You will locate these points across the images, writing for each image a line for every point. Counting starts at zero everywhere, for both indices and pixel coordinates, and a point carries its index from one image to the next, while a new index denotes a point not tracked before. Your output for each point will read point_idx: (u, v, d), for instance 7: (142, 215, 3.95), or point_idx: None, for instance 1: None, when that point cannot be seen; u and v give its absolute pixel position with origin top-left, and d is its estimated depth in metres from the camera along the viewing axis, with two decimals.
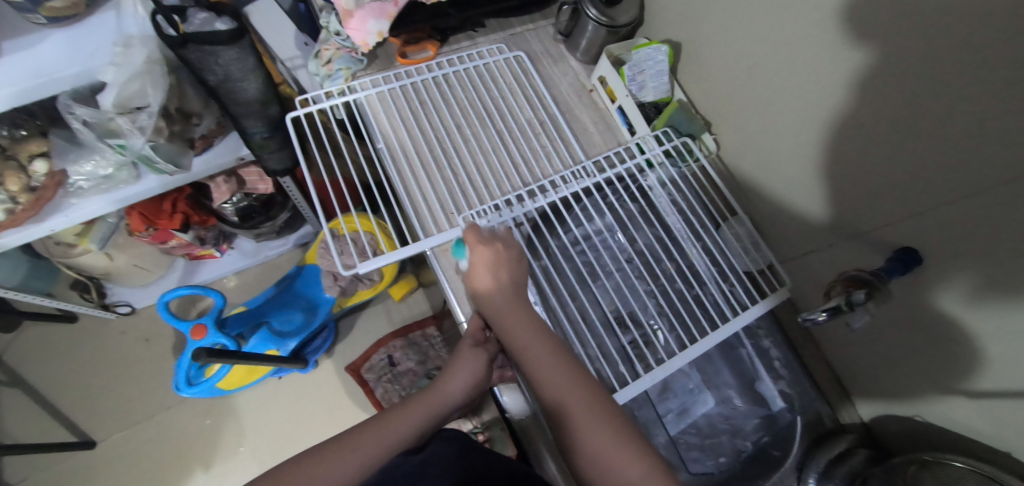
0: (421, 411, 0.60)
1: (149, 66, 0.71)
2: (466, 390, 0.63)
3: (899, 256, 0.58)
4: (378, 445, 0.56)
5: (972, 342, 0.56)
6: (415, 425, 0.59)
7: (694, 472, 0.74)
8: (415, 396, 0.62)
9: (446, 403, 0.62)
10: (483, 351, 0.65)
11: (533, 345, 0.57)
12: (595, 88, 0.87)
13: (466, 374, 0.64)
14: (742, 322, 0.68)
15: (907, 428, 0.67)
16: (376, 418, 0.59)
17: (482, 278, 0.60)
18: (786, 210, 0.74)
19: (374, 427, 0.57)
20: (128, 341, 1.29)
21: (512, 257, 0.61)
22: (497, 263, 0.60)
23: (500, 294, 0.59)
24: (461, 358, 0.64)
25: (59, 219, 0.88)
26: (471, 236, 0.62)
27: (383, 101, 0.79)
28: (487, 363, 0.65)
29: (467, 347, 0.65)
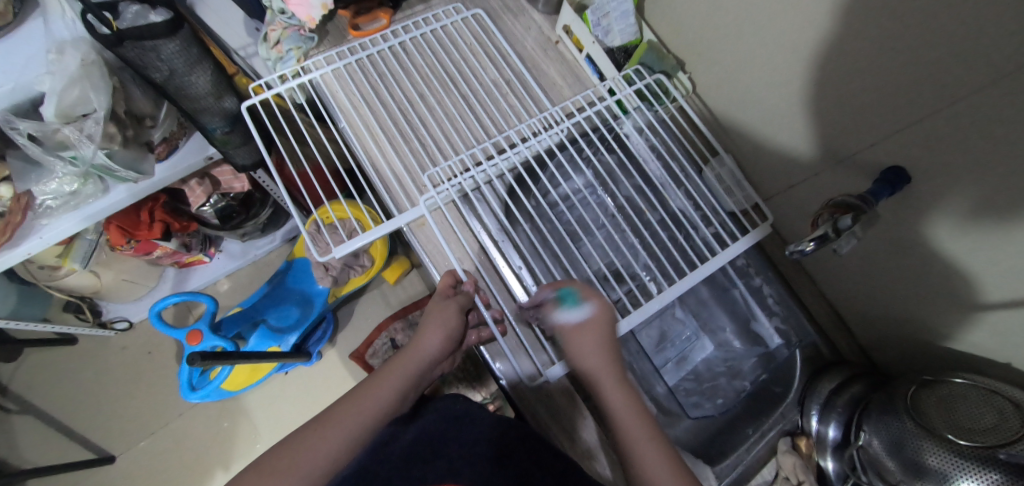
0: (396, 377, 0.56)
1: (86, 69, 0.67)
2: (440, 346, 0.59)
3: (885, 177, 0.56)
4: (354, 419, 0.52)
5: (968, 256, 0.54)
6: (391, 394, 0.55)
7: (694, 416, 0.75)
8: (389, 364, 0.57)
9: (421, 363, 0.57)
10: (454, 302, 0.60)
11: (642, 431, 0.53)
12: (560, 40, 0.83)
13: (439, 329, 0.59)
14: (726, 258, 0.66)
15: (910, 348, 0.67)
16: (351, 393, 0.55)
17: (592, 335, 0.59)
18: (767, 144, 0.72)
19: (349, 405, 0.53)
20: (132, 356, 1.29)
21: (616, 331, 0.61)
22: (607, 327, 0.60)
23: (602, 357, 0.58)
24: (431, 313, 0.60)
25: (34, 242, 0.86)
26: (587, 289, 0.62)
27: (340, 79, 0.76)
28: (460, 314, 0.60)
29: (437, 302, 0.61)
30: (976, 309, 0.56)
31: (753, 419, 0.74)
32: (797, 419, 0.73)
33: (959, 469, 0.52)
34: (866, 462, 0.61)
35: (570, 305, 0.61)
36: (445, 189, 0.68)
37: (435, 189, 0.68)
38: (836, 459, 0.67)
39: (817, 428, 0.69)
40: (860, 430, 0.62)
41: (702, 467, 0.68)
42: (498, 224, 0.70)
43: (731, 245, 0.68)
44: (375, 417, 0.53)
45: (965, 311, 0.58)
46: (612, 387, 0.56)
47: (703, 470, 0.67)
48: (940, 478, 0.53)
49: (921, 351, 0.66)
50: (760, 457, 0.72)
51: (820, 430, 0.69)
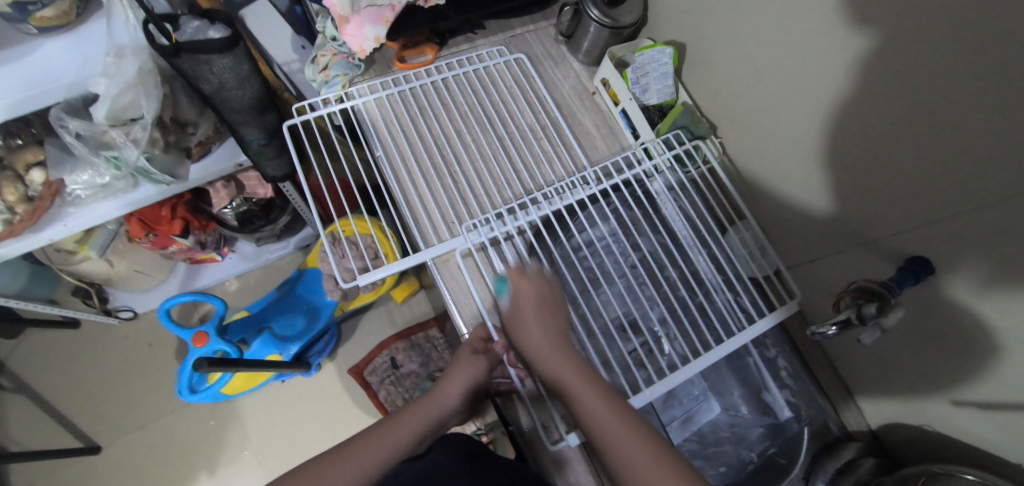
0: (419, 420, 0.60)
1: (142, 76, 0.69)
2: (462, 393, 0.63)
3: (910, 265, 0.57)
4: (376, 452, 0.56)
5: (984, 356, 0.55)
6: (413, 434, 0.59)
7: None
8: (414, 404, 0.62)
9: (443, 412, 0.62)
10: (483, 359, 0.64)
11: (577, 382, 0.55)
12: (597, 91, 0.85)
13: (462, 377, 0.64)
14: (750, 335, 0.69)
15: (919, 437, 0.67)
16: (375, 426, 0.58)
17: (524, 312, 0.61)
18: (793, 214, 0.73)
19: (371, 438, 0.56)
20: (131, 346, 1.29)
21: (554, 298, 0.63)
22: (540, 301, 0.62)
23: (545, 336, 0.60)
24: (459, 367, 0.64)
25: (58, 228, 0.88)
26: (515, 271, 0.64)
27: (381, 108, 0.77)
28: (484, 372, 0.64)
29: (466, 356, 0.64)
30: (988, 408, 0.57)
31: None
32: None
33: None
34: None
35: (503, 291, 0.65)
36: (478, 234, 0.68)
37: (467, 234, 0.69)
38: None
39: None
40: None
41: None
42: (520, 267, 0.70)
43: (757, 320, 0.70)
44: (394, 456, 0.57)
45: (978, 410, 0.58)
46: (550, 358, 0.58)
47: None
48: None
49: (928, 441, 0.66)
50: None
51: None
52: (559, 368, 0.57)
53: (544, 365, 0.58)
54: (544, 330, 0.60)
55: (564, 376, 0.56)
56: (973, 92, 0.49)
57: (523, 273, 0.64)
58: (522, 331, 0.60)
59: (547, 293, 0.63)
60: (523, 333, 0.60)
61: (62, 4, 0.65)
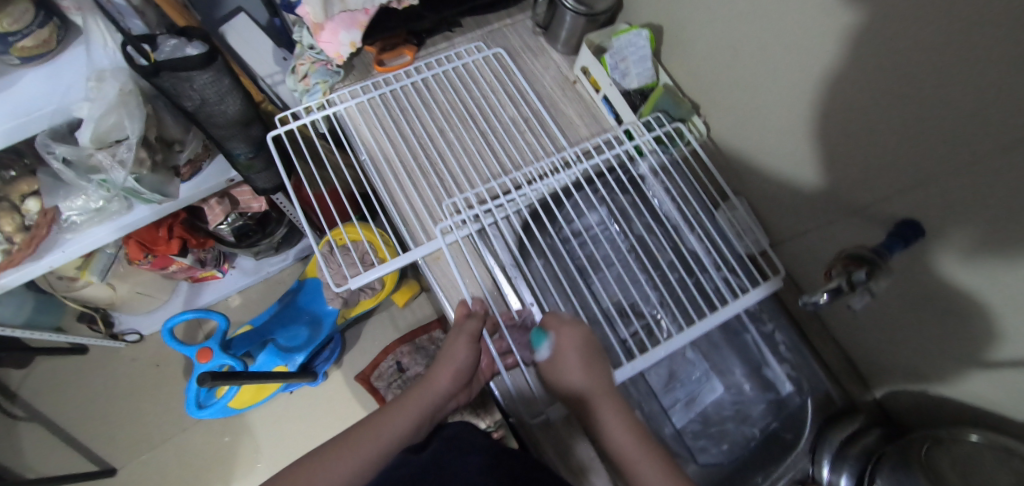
0: (410, 407, 0.58)
1: (124, 97, 0.69)
2: (452, 381, 0.60)
3: (900, 230, 0.57)
4: (369, 446, 0.55)
5: (981, 315, 0.55)
6: (405, 422, 0.57)
7: (702, 462, 0.74)
8: (406, 395, 0.60)
9: (435, 396, 0.59)
10: (465, 333, 0.61)
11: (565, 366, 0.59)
12: (578, 80, 0.85)
13: (450, 364, 0.60)
14: (741, 305, 0.68)
15: (923, 401, 0.67)
16: (369, 419, 0.58)
17: (571, 366, 0.59)
18: (782, 187, 0.73)
19: (364, 431, 0.56)
20: (140, 367, 1.30)
21: (593, 346, 0.61)
22: (584, 348, 0.60)
23: (588, 386, 0.58)
24: (444, 348, 0.61)
25: (57, 255, 0.89)
26: (554, 321, 0.62)
27: (363, 112, 0.78)
28: (468, 344, 0.60)
29: (452, 334, 0.62)
30: (991, 367, 0.56)
31: (762, 466, 0.73)
32: (806, 467, 0.71)
33: None
34: None
35: (540, 344, 0.61)
36: (464, 224, 0.70)
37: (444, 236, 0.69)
38: None
39: (829, 479, 0.67)
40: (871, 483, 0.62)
41: None
42: (512, 259, 0.70)
43: (747, 292, 0.70)
44: (388, 447, 0.56)
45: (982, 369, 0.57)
46: (543, 344, 0.61)
47: None
48: None
49: (932, 405, 0.66)
50: None
51: (832, 479, 0.67)
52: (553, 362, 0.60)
53: (536, 355, 0.61)
54: (586, 378, 0.58)
55: (553, 364, 0.60)
56: (946, 51, 0.49)
57: (562, 322, 0.62)
58: (544, 354, 0.61)
59: (587, 341, 0.61)
60: (545, 356, 0.61)
61: (41, 33, 0.65)
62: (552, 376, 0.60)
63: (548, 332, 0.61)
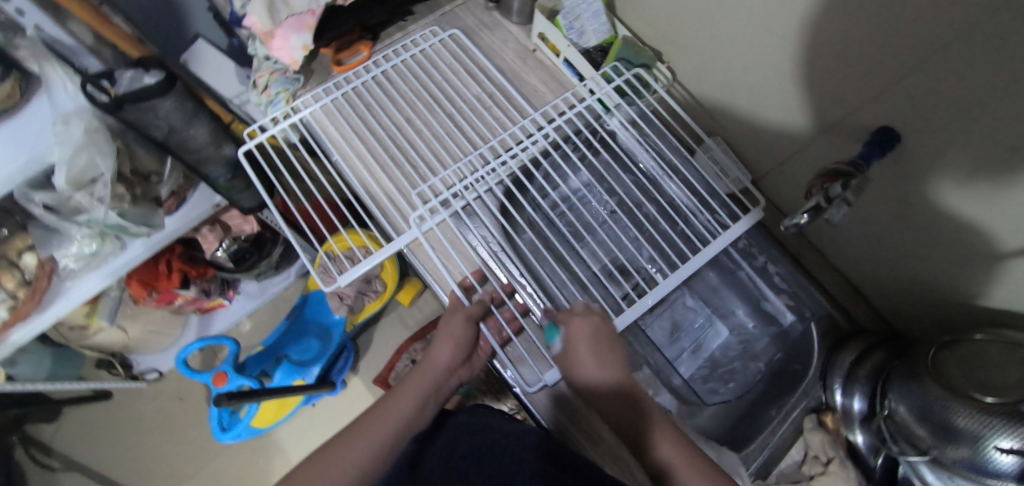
0: (413, 389, 0.61)
1: (91, 135, 0.71)
2: (453, 355, 0.62)
3: (875, 138, 0.56)
4: (375, 430, 0.57)
5: (970, 210, 0.54)
6: (410, 403, 0.60)
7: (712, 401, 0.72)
8: (411, 376, 0.62)
9: (436, 373, 0.62)
10: (460, 313, 0.63)
11: (601, 381, 0.57)
12: (537, 47, 0.85)
13: (449, 340, 0.62)
14: (726, 239, 0.67)
15: (931, 306, 0.66)
16: (377, 406, 0.60)
17: (580, 348, 0.58)
18: (755, 118, 0.72)
19: (371, 419, 0.59)
20: (164, 404, 1.33)
21: (609, 333, 0.60)
22: (598, 337, 0.59)
23: (599, 368, 0.58)
24: (442, 328, 0.63)
25: (62, 304, 0.91)
26: (577, 308, 0.61)
27: (329, 114, 0.78)
28: (465, 322, 0.62)
29: (447, 316, 0.64)
30: (993, 259, 0.56)
31: (776, 400, 0.73)
32: (819, 395, 0.72)
33: (990, 427, 0.53)
34: (896, 432, 0.62)
35: (553, 338, 0.61)
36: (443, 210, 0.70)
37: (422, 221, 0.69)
38: (865, 431, 0.67)
39: (842, 402, 0.69)
40: (886, 398, 0.63)
41: (728, 452, 0.66)
42: (495, 235, 0.71)
43: (731, 226, 0.69)
44: (395, 429, 0.58)
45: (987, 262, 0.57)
46: (579, 353, 0.58)
47: (729, 457, 0.66)
48: (973, 439, 0.54)
49: (941, 309, 0.65)
50: (786, 437, 0.70)
51: (845, 404, 0.68)
52: (586, 369, 0.58)
53: (574, 365, 0.58)
54: (598, 361, 0.58)
55: (587, 373, 0.58)
56: None
57: (574, 314, 0.61)
58: (588, 373, 0.57)
59: (604, 331, 0.60)
60: (590, 377, 0.57)
61: (3, 86, 0.64)
62: (562, 359, 0.60)
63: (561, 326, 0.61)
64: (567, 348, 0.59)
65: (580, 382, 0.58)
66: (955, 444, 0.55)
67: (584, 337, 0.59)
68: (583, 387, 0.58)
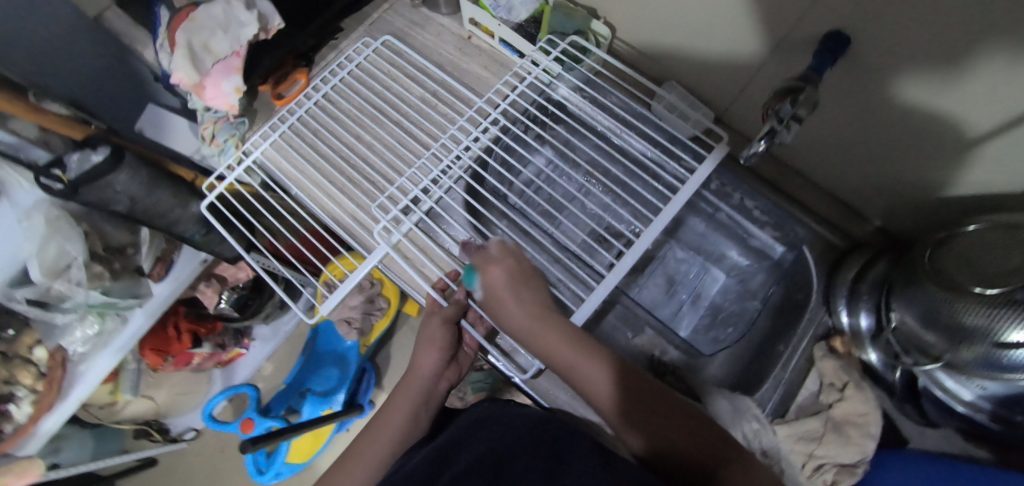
0: (404, 399, 0.63)
1: (54, 224, 0.74)
2: (436, 360, 0.63)
3: (824, 46, 0.52)
4: (375, 442, 0.62)
5: (929, 100, 0.51)
6: (403, 414, 0.62)
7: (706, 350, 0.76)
8: (401, 387, 0.64)
9: (422, 380, 0.63)
10: (437, 316, 0.63)
11: (526, 324, 0.55)
12: (472, 34, 0.83)
13: (432, 346, 0.63)
14: (696, 186, 0.63)
15: (928, 205, 0.62)
16: (376, 418, 0.64)
17: (504, 297, 0.57)
18: (702, 54, 0.69)
19: (372, 430, 0.63)
20: (209, 458, 1.37)
21: (525, 274, 0.59)
22: (514, 280, 0.57)
23: (524, 311, 0.56)
24: (422, 335, 0.63)
25: (81, 387, 0.90)
26: (490, 253, 0.60)
27: (280, 149, 0.78)
28: (442, 326, 0.62)
29: (425, 320, 0.64)
30: (972, 143, 0.52)
31: (783, 335, 0.71)
32: (826, 320, 0.69)
33: (998, 321, 0.50)
34: (906, 343, 0.60)
35: (473, 282, 0.60)
36: (407, 219, 0.69)
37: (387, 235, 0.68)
38: (876, 348, 0.64)
39: (848, 323, 0.66)
40: (890, 310, 0.61)
41: (741, 398, 0.65)
42: (464, 232, 0.71)
43: (699, 169, 0.64)
44: (393, 437, 0.62)
45: (962, 150, 0.54)
46: (502, 301, 0.57)
47: (743, 402, 0.64)
48: (983, 336, 0.51)
49: (937, 205, 0.62)
50: (801, 369, 0.68)
51: (852, 324, 0.66)
52: (509, 314, 0.56)
53: (499, 313, 0.57)
54: (526, 307, 0.56)
55: (512, 318, 0.56)
56: None
57: (490, 259, 0.59)
58: (506, 312, 0.56)
59: (521, 272, 0.58)
60: (508, 315, 0.56)
61: None
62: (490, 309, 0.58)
63: (478, 272, 0.59)
64: (491, 296, 0.58)
65: (510, 329, 0.57)
66: (967, 344, 0.53)
67: (501, 283, 0.57)
68: (509, 331, 0.57)
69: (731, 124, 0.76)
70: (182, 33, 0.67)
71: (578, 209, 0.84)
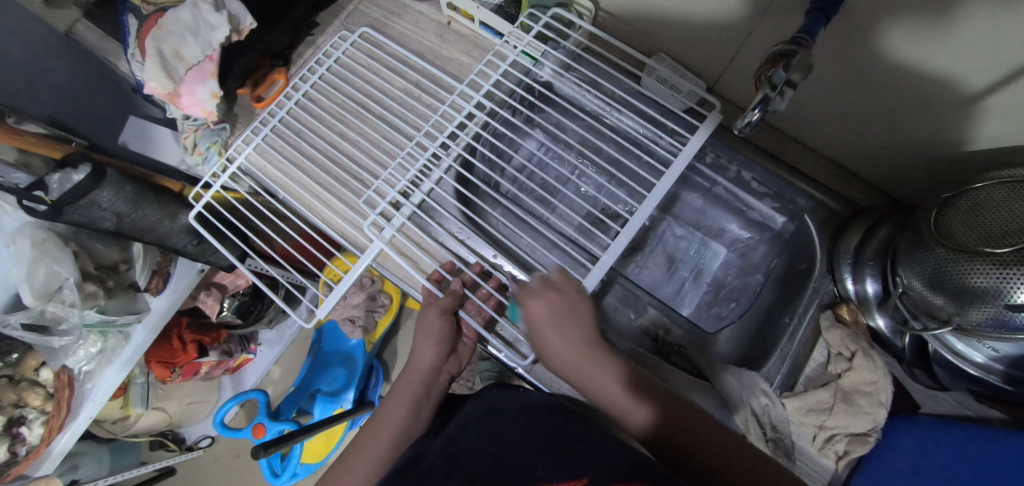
0: (405, 393, 0.63)
1: (40, 247, 0.73)
2: (435, 352, 0.63)
3: (818, 5, 0.48)
4: (377, 438, 0.62)
5: (930, 56, 0.49)
6: (405, 409, 0.62)
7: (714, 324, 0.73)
8: (400, 382, 0.64)
9: (423, 372, 0.63)
10: (434, 308, 0.63)
11: (568, 355, 0.56)
12: (452, 19, 0.80)
13: (429, 338, 0.63)
14: (686, 159, 0.61)
15: (932, 165, 0.61)
16: (376, 415, 0.64)
17: (546, 331, 0.57)
18: (689, 24, 0.67)
19: (375, 427, 0.63)
20: (225, 464, 1.38)
21: (569, 303, 0.58)
22: (558, 311, 0.57)
23: (568, 344, 0.56)
24: (419, 328, 0.64)
25: (89, 406, 0.90)
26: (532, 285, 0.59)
27: (264, 153, 0.76)
28: (440, 316, 0.63)
29: (422, 313, 0.65)
30: (976, 99, 0.50)
31: (787, 307, 0.70)
32: (833, 288, 0.68)
33: (1008, 282, 0.49)
34: (913, 307, 0.59)
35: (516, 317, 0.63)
36: (397, 216, 0.68)
37: (379, 234, 0.66)
38: (884, 313, 0.64)
39: (855, 290, 0.65)
40: (896, 275, 0.59)
41: (749, 373, 0.64)
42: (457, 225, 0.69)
43: (688, 141, 0.63)
44: (395, 432, 0.62)
45: (961, 108, 0.52)
46: (546, 336, 0.57)
47: (751, 377, 0.64)
48: (993, 297, 0.50)
49: (941, 164, 0.60)
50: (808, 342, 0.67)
51: (860, 291, 0.64)
52: (550, 346, 0.57)
53: (539, 344, 0.57)
54: (569, 340, 0.56)
55: (553, 350, 0.57)
56: None
57: (529, 291, 0.58)
58: (553, 350, 0.57)
59: (565, 303, 0.58)
60: (555, 353, 0.57)
61: None
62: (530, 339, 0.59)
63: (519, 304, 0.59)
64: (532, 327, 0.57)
65: (551, 361, 0.57)
66: (977, 306, 0.52)
67: (546, 318, 0.57)
68: (548, 360, 0.58)
69: (723, 93, 0.74)
70: (152, 40, 0.66)
71: (572, 193, 0.83)
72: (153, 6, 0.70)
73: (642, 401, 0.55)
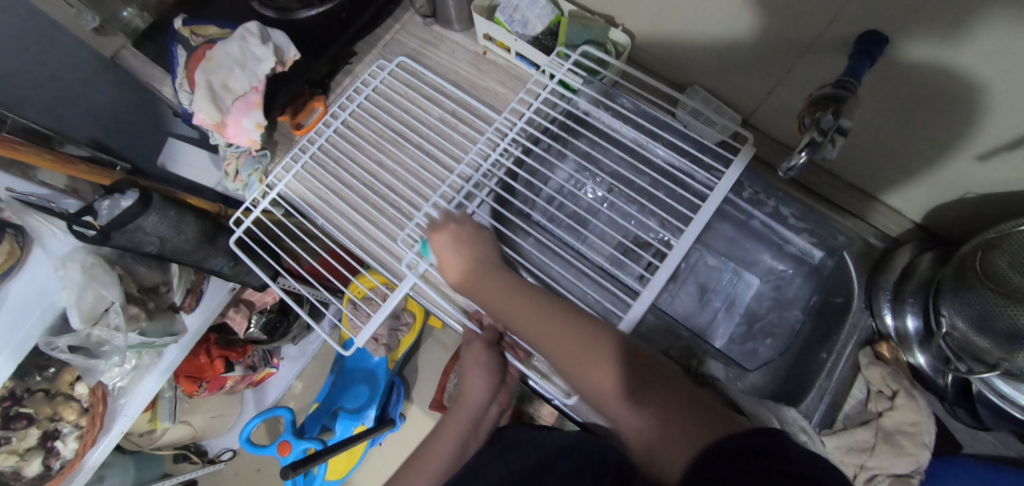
0: (453, 427, 0.64)
1: (90, 272, 0.74)
2: (484, 386, 0.63)
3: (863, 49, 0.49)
4: (425, 468, 0.64)
5: (982, 94, 0.49)
6: (452, 443, 0.64)
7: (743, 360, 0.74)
8: (449, 415, 0.65)
9: (471, 407, 0.64)
10: (478, 341, 0.63)
11: (474, 283, 0.59)
12: (487, 49, 0.81)
13: (477, 372, 0.63)
14: (721, 193, 0.63)
15: (973, 204, 0.61)
16: (423, 445, 0.66)
17: (446, 256, 0.61)
18: (726, 61, 0.68)
19: (423, 457, 0.65)
20: (246, 478, 1.39)
21: (469, 231, 0.62)
22: (457, 239, 0.61)
23: (466, 265, 0.60)
24: (465, 362, 0.63)
25: (122, 420, 0.90)
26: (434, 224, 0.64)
27: (303, 180, 0.77)
28: (486, 350, 0.62)
29: (466, 347, 0.64)
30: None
31: (823, 341, 0.70)
32: (870, 322, 0.68)
33: None
34: (959, 348, 0.59)
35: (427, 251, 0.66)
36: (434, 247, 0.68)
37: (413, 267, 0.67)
38: (925, 352, 0.65)
39: (895, 326, 0.66)
40: (940, 314, 0.60)
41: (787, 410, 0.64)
42: None
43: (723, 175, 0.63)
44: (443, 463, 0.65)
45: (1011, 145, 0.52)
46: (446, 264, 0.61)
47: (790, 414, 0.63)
48: None
49: (983, 203, 0.60)
50: (845, 378, 0.66)
51: (900, 327, 0.66)
52: (448, 264, 0.61)
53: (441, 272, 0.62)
54: (464, 256, 0.60)
55: (451, 270, 0.60)
56: None
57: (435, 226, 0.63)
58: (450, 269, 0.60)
59: (464, 233, 0.62)
60: (452, 272, 0.60)
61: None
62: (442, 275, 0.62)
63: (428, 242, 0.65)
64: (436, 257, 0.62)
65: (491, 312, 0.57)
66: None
67: (450, 243, 0.61)
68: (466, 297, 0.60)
69: (758, 127, 0.75)
70: (201, 73, 0.68)
71: (603, 222, 0.82)
72: (202, 38, 0.72)
73: (643, 407, 0.46)
